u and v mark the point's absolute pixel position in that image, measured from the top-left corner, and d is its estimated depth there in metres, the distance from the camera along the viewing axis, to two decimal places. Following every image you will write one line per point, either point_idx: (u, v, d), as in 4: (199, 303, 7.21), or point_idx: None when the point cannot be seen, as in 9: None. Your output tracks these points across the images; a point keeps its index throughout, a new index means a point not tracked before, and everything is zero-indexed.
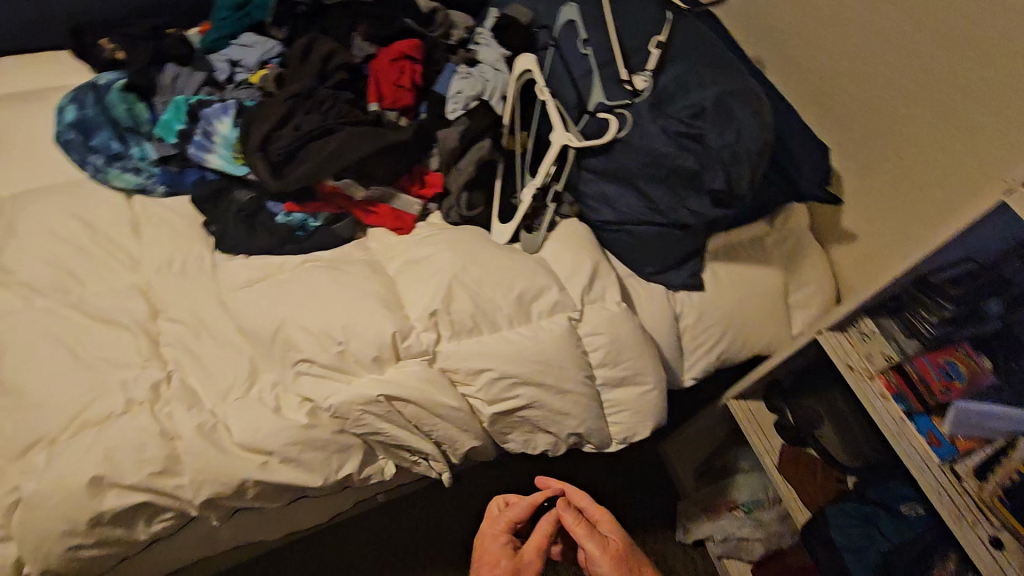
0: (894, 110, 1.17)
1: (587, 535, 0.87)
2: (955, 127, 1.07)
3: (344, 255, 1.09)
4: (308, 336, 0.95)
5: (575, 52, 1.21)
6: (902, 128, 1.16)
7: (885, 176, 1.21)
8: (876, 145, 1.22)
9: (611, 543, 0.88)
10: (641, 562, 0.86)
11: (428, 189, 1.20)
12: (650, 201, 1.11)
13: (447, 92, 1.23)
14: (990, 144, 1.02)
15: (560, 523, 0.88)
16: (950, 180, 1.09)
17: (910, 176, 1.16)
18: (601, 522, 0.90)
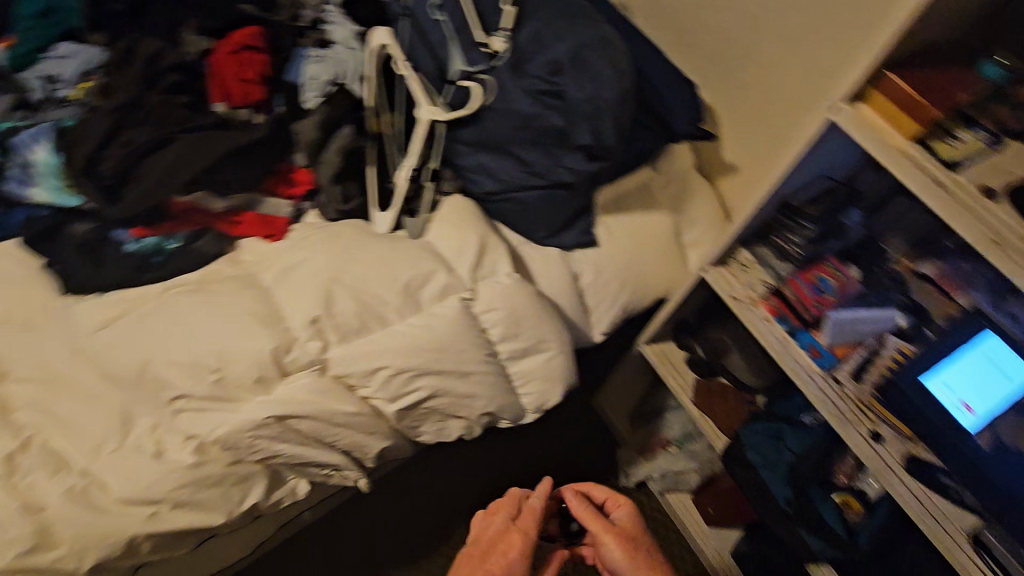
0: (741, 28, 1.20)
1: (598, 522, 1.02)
2: (794, 33, 1.12)
3: (211, 273, 1.00)
4: (180, 370, 0.87)
5: (427, 19, 1.14)
6: (752, 44, 1.20)
7: (747, 94, 1.25)
8: (733, 66, 1.25)
9: (623, 525, 1.03)
10: (647, 546, 1.00)
11: (298, 188, 1.12)
12: (528, 165, 1.08)
13: (300, 80, 1.15)
14: (827, 43, 1.07)
15: (578, 509, 1.04)
16: (801, 85, 1.14)
17: (768, 90, 1.20)
18: (617, 508, 1.06)
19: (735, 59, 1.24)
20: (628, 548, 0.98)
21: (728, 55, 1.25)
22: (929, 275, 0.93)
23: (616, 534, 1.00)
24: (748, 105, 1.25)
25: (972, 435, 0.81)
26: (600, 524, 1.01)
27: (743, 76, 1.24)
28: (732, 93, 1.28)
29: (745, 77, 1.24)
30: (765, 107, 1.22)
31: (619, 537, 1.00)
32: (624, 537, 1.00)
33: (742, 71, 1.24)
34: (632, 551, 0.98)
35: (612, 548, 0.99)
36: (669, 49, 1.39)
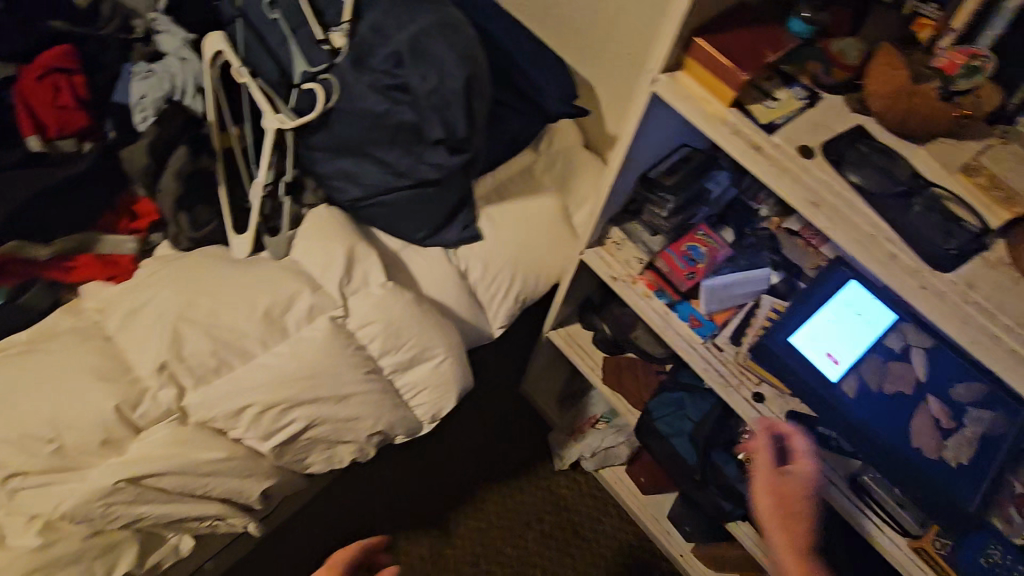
0: None
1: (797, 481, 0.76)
2: None
3: (47, 329, 0.90)
4: (11, 446, 0.78)
5: (263, 18, 1.04)
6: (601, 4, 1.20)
7: (606, 51, 1.25)
8: (589, 28, 1.25)
9: (785, 482, 0.77)
10: (800, 506, 0.74)
11: (143, 221, 1.03)
12: (389, 166, 1.03)
13: (129, 100, 1.04)
14: None
15: (762, 455, 0.80)
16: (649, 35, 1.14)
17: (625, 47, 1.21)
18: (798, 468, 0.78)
19: (589, 15, 1.23)
20: (780, 499, 0.75)
21: (581, 10, 1.24)
22: (797, 230, 0.95)
23: (779, 486, 0.76)
24: (608, 58, 1.26)
25: (836, 383, 0.84)
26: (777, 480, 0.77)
27: (599, 29, 1.23)
28: (592, 50, 1.27)
29: (599, 32, 1.24)
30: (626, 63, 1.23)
31: (773, 489, 0.76)
32: (780, 498, 0.75)
33: (597, 25, 1.23)
34: (794, 518, 0.73)
35: (771, 519, 0.74)
36: (535, 25, 1.34)
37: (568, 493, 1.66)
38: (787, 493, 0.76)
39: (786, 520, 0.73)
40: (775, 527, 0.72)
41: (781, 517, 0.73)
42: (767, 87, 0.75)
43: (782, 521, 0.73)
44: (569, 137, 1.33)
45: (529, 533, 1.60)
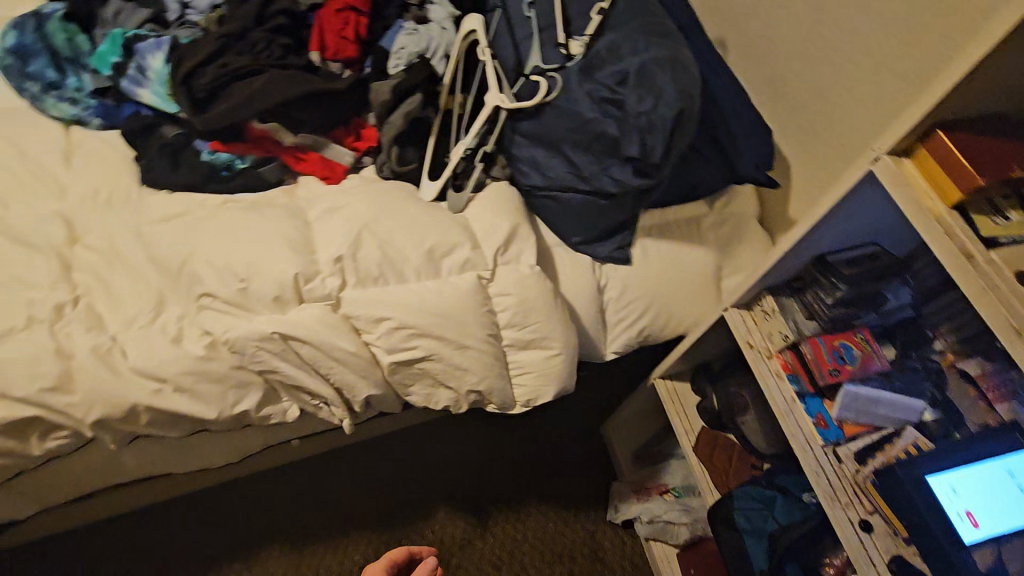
0: (818, 70, 1.20)
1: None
2: (866, 82, 1.11)
3: (267, 198, 1.09)
4: (213, 272, 0.96)
5: (519, 15, 1.20)
6: (825, 87, 1.19)
7: (805, 124, 1.26)
8: (802, 100, 1.25)
9: None
10: None
11: (363, 143, 1.20)
12: (576, 168, 1.10)
13: (391, 48, 1.24)
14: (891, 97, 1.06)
15: None
16: (857, 131, 1.14)
17: (828, 132, 1.21)
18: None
19: (812, 91, 1.23)
20: None
21: (809, 85, 1.23)
22: (971, 373, 0.85)
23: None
24: (816, 137, 1.23)
25: (965, 547, 0.72)
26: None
27: (816, 105, 1.22)
28: (801, 126, 1.27)
29: (815, 109, 1.23)
30: (823, 150, 1.22)
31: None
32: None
33: (816, 101, 1.22)
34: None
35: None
36: (755, 93, 1.38)
37: (610, 547, 1.61)
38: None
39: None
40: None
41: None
42: (999, 203, 0.71)
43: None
44: (748, 205, 1.33)
45: (557, 566, 1.57)
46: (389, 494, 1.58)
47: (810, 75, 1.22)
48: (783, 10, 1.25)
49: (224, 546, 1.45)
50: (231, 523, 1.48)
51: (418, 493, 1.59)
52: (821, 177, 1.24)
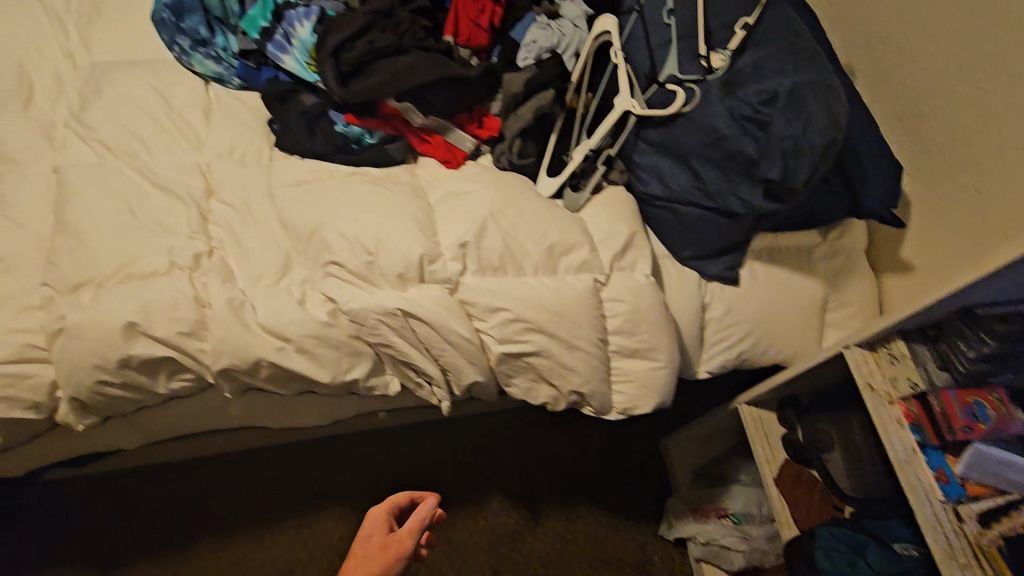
0: (973, 124, 1.12)
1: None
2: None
3: (391, 175, 1.12)
4: (342, 242, 0.98)
5: (658, 21, 1.17)
6: (977, 145, 1.12)
7: (948, 177, 1.19)
8: (950, 152, 1.18)
9: None
10: None
11: (485, 131, 1.21)
12: (701, 183, 1.08)
13: (521, 40, 1.24)
14: None
15: None
16: (1005, 200, 1.07)
17: (973, 192, 1.14)
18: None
19: (960, 137, 1.15)
20: None
21: (958, 133, 1.16)
22: None
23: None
24: (957, 188, 1.17)
25: None
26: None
27: (964, 155, 1.15)
28: (941, 172, 1.20)
29: (960, 157, 1.16)
30: (965, 209, 1.16)
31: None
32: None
33: (964, 150, 1.15)
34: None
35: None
36: (883, 126, 1.33)
37: (658, 561, 1.60)
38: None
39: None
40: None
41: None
42: None
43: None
44: (859, 241, 1.27)
45: (605, 572, 1.57)
46: (448, 475, 1.61)
47: (958, 117, 1.15)
48: (933, 44, 1.19)
49: (291, 501, 1.51)
50: (299, 481, 1.53)
51: (475, 478, 1.62)
52: (955, 237, 1.18)
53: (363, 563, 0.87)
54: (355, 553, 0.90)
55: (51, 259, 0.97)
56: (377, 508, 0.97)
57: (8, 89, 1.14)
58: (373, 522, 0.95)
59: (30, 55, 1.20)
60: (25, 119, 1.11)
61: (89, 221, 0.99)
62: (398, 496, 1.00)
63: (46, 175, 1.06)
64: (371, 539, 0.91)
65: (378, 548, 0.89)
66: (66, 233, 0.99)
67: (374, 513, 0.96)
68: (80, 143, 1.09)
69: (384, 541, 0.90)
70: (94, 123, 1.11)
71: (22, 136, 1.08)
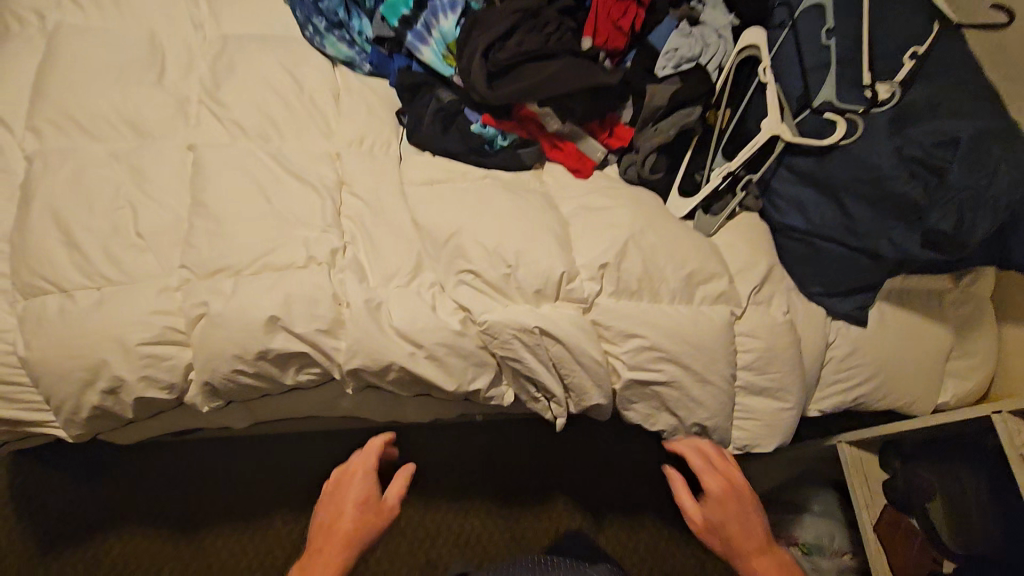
0: None
1: (743, 490, 0.95)
2: None
3: (521, 181, 1.10)
4: (481, 251, 0.96)
5: (814, 40, 1.11)
6: None
7: None
8: None
9: None
10: None
11: (615, 141, 1.16)
12: (849, 220, 1.03)
13: (661, 47, 1.19)
14: None
15: None
16: None
17: None
18: (730, 471, 0.96)
19: None
20: None
21: None
22: None
23: (730, 496, 0.93)
24: None
25: None
26: (731, 493, 0.94)
27: None
28: None
29: None
30: None
31: (734, 492, 0.94)
32: (737, 495, 0.94)
33: None
34: (752, 514, 0.93)
35: (718, 504, 0.93)
36: None
37: None
38: (732, 501, 0.93)
39: (733, 515, 0.92)
40: (723, 513, 0.92)
41: (732, 512, 0.92)
42: None
43: (721, 512, 0.92)
44: (989, 289, 1.20)
45: None
46: (517, 475, 1.60)
47: None
48: None
49: None
50: None
51: (543, 481, 1.61)
52: None
53: (362, 529, 0.90)
54: (346, 511, 0.91)
55: (190, 242, 0.96)
56: (362, 458, 0.97)
57: (142, 59, 1.13)
58: (361, 478, 0.95)
59: (162, 25, 1.19)
60: (159, 92, 1.09)
61: (226, 205, 0.98)
62: (376, 436, 1.01)
63: (182, 153, 1.05)
64: (364, 499, 0.93)
65: (369, 513, 0.92)
66: (205, 215, 0.98)
67: (357, 465, 0.97)
68: (214, 122, 1.08)
69: (374, 502, 0.94)
70: (227, 101, 1.09)
71: (158, 110, 1.07)
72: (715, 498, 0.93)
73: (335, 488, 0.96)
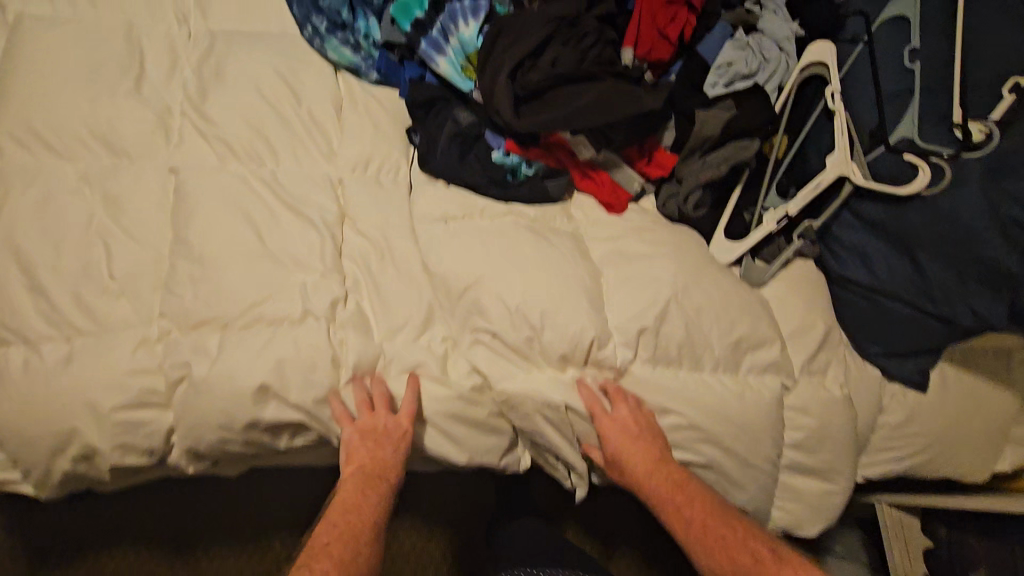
0: None
1: (633, 415, 0.82)
2: None
3: (548, 219, 0.97)
4: (500, 310, 0.84)
5: (894, 64, 0.96)
6: None
7: None
8: None
9: None
10: None
11: (654, 169, 1.02)
12: (924, 281, 0.90)
13: (713, 61, 1.03)
14: None
15: None
16: None
17: None
18: (619, 405, 0.82)
19: None
20: None
21: None
22: None
23: (620, 426, 0.81)
24: None
25: None
26: (609, 421, 0.81)
27: None
28: None
29: None
30: None
31: (618, 419, 0.81)
32: (621, 423, 0.81)
33: None
34: (643, 437, 0.81)
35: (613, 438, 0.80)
36: None
37: None
38: (614, 429, 0.80)
39: (626, 446, 0.80)
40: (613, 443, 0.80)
41: (624, 442, 0.80)
42: None
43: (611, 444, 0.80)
44: None
45: None
46: None
47: None
48: None
49: None
50: None
51: None
52: None
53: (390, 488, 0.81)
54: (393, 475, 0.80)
55: (171, 288, 0.85)
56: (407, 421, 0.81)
57: (117, 60, 0.98)
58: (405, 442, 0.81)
59: (141, 17, 1.03)
60: (136, 102, 0.95)
61: (211, 244, 0.86)
62: (414, 393, 0.82)
63: (163, 178, 0.92)
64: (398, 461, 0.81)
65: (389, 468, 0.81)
66: (189, 256, 0.86)
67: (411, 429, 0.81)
68: (199, 140, 0.94)
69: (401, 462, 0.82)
70: (213, 116, 0.95)
71: (135, 126, 0.94)
72: (604, 431, 0.81)
73: (387, 438, 0.79)
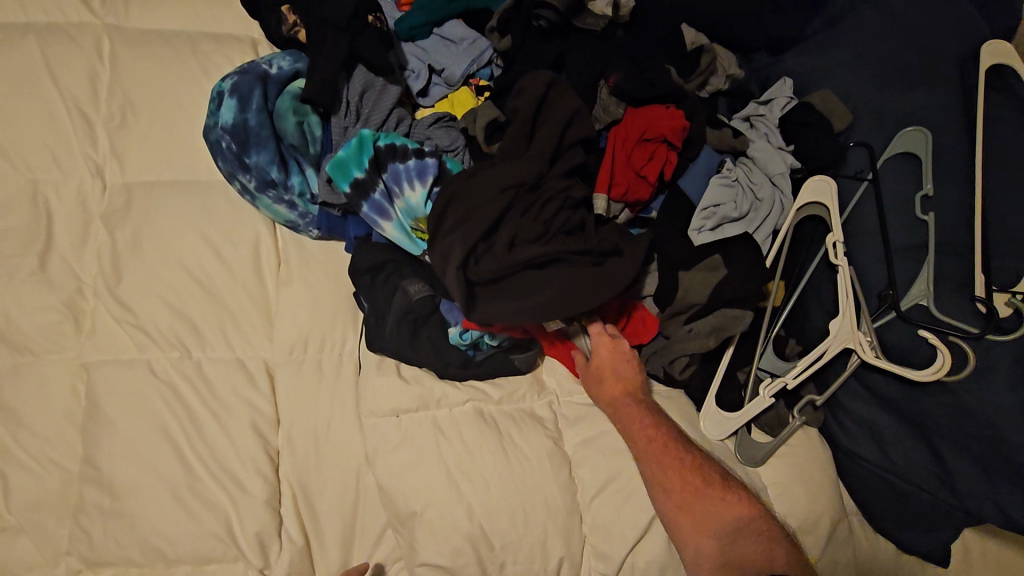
0: None
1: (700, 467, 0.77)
2: None
3: (516, 396, 0.85)
4: (445, 537, 0.76)
5: (904, 211, 0.84)
6: None
7: None
8: None
9: None
10: None
11: (632, 330, 0.89)
12: (943, 470, 0.79)
13: (699, 201, 0.90)
14: None
15: None
16: None
17: None
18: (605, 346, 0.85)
19: None
20: None
21: None
22: None
23: (621, 378, 0.83)
24: None
25: None
26: (669, 436, 0.79)
27: None
28: None
29: None
30: None
31: (686, 455, 0.78)
32: (677, 452, 0.78)
33: None
34: (704, 487, 0.75)
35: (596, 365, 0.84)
36: None
37: None
38: (662, 441, 0.78)
39: (669, 464, 0.77)
40: (628, 431, 0.80)
41: (665, 460, 0.77)
42: None
43: (651, 454, 0.77)
44: None
45: None
46: None
47: None
48: None
49: None
50: None
51: None
52: None
53: None
54: None
55: (81, 524, 0.76)
56: None
57: (21, 234, 0.87)
58: None
59: (48, 171, 0.90)
60: (43, 288, 0.85)
61: (124, 473, 0.77)
62: None
63: (72, 381, 0.81)
64: None
65: None
66: (97, 482, 0.77)
67: None
68: (114, 329, 0.83)
69: None
70: (130, 302, 0.85)
71: (42, 320, 0.83)
72: (579, 369, 0.86)
73: None
